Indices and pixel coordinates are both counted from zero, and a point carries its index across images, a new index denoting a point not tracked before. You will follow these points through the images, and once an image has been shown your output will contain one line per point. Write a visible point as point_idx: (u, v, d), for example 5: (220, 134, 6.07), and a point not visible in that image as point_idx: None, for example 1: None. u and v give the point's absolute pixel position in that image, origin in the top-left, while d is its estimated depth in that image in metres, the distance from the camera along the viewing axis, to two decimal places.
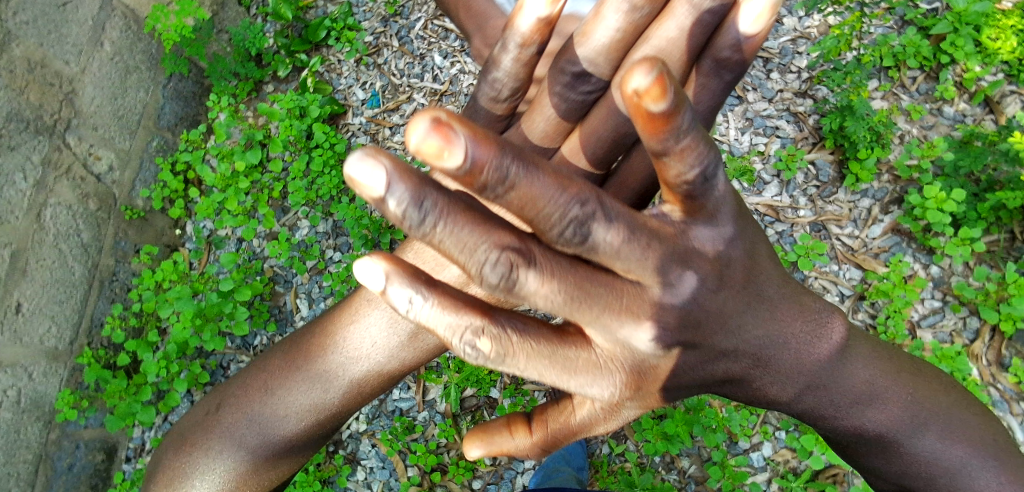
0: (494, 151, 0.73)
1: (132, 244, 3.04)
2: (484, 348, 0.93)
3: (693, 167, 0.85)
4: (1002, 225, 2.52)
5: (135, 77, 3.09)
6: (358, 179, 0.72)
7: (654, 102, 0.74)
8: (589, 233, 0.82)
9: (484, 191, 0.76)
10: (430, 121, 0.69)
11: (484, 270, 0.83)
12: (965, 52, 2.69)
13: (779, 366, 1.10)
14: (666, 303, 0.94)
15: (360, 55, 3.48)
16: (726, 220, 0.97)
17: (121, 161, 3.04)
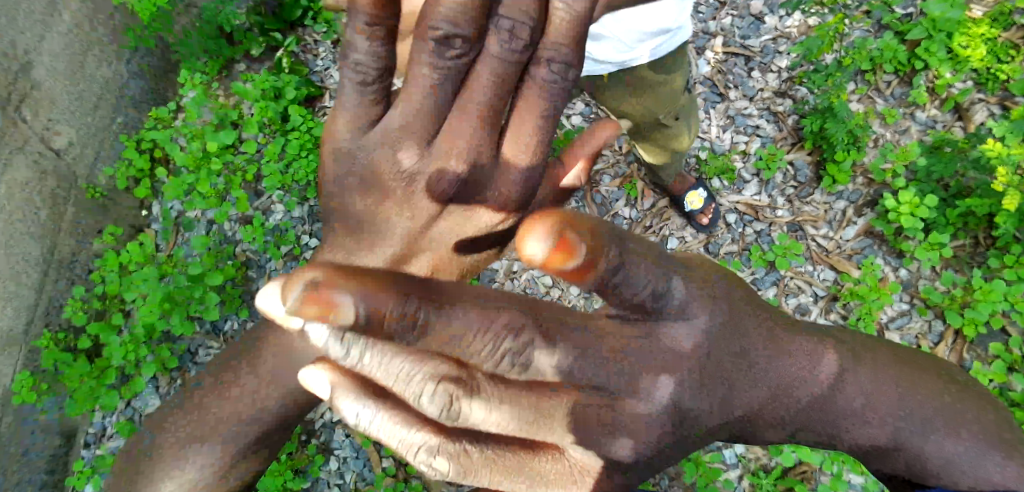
0: (392, 299, 0.89)
1: (94, 225, 2.91)
2: (440, 466, 0.98)
3: (637, 293, 0.94)
4: (968, 231, 2.61)
5: (96, 49, 2.91)
6: (277, 315, 0.91)
7: (558, 261, 0.81)
8: (524, 360, 0.99)
9: (395, 337, 0.92)
10: (306, 291, 0.84)
11: (422, 400, 0.95)
12: (938, 58, 2.77)
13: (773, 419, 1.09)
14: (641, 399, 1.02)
15: (337, 36, 3.39)
16: (697, 313, 1.01)
17: (83, 138, 2.88)
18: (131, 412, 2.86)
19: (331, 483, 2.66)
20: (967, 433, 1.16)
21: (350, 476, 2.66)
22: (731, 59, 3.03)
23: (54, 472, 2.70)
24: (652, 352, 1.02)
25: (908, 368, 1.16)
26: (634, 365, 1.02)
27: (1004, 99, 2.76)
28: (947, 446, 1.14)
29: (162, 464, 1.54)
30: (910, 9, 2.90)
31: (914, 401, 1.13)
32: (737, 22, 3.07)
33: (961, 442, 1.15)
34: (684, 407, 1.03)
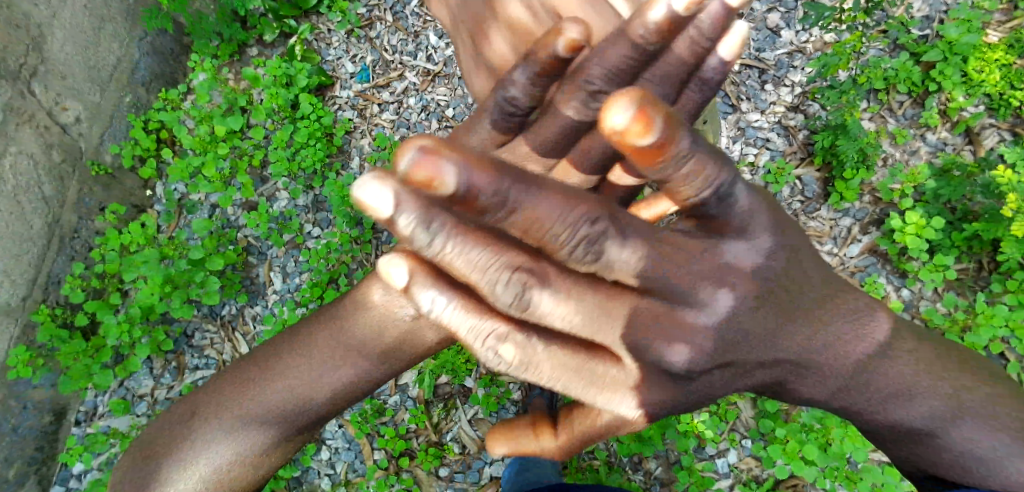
0: (491, 176, 0.75)
1: (97, 202, 2.89)
2: (507, 355, 0.92)
3: (703, 190, 0.84)
4: (972, 255, 2.60)
5: (109, 27, 2.92)
6: (367, 202, 0.73)
7: (637, 139, 0.74)
8: (601, 251, 0.85)
9: (484, 215, 0.78)
10: (418, 151, 0.71)
11: (499, 290, 0.85)
12: (952, 81, 2.75)
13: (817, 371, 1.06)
14: (694, 322, 0.94)
15: (352, 27, 3.36)
16: (759, 230, 0.93)
17: (91, 114, 2.87)
18: (124, 392, 2.83)
19: (322, 472, 2.65)
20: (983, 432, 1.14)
21: (341, 467, 2.65)
22: (745, 71, 3.02)
23: (43, 449, 2.67)
24: (711, 266, 0.92)
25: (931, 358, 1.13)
26: (693, 274, 0.91)
27: (1015, 125, 2.76)
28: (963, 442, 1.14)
29: (175, 456, 1.42)
30: (926, 31, 2.92)
31: (934, 394, 1.12)
32: (753, 34, 3.07)
33: (980, 436, 1.14)
34: (739, 338, 0.97)
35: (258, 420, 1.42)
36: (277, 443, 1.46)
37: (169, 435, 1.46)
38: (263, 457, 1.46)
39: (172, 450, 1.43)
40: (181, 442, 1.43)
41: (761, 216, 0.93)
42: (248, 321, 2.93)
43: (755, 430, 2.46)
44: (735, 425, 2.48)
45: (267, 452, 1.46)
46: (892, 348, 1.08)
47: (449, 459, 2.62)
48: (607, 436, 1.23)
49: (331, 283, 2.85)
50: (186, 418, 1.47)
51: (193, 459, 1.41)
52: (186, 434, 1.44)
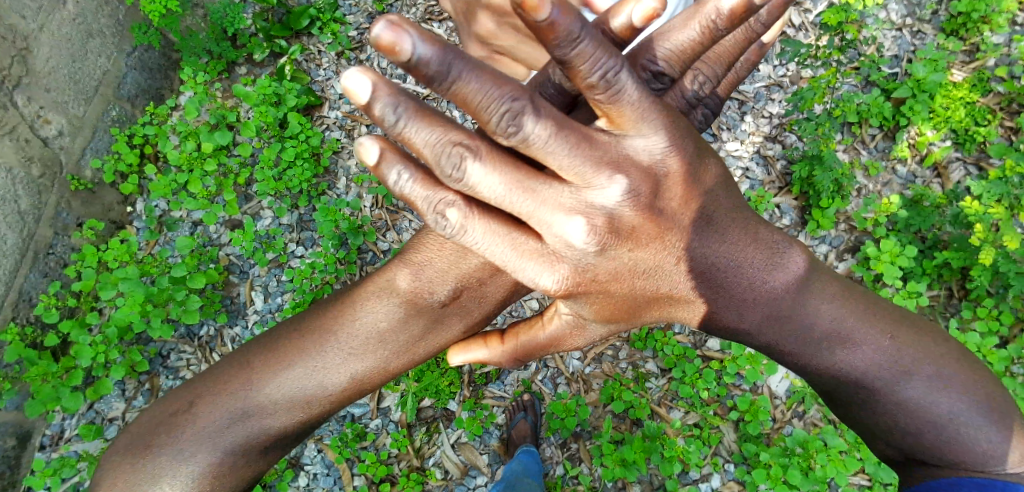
0: (438, 48, 0.81)
1: (74, 217, 2.84)
2: (452, 219, 0.98)
3: (595, 72, 0.91)
4: (943, 282, 2.69)
5: (97, 42, 2.88)
6: (349, 87, 0.82)
7: (535, 14, 0.82)
8: (521, 125, 0.90)
9: (431, 85, 0.84)
10: (386, 23, 0.76)
11: (440, 162, 0.92)
12: (921, 117, 2.87)
13: (728, 296, 1.18)
14: (593, 203, 0.99)
15: (343, 49, 3.37)
16: (654, 130, 0.99)
17: (73, 128, 2.84)
18: (93, 415, 2.74)
19: None
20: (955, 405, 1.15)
21: None
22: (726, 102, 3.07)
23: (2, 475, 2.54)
24: (610, 149, 0.98)
25: (878, 314, 1.18)
26: (595, 156, 0.96)
27: (979, 160, 2.89)
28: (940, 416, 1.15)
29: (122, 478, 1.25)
30: (896, 69, 3.05)
31: (917, 410, 1.15)
32: None
33: (947, 411, 1.15)
34: (635, 228, 1.04)
35: (269, 409, 1.30)
36: (296, 430, 1.35)
37: (161, 431, 1.28)
38: (280, 438, 1.34)
39: (171, 441, 1.26)
40: (185, 433, 1.27)
41: (662, 132, 1.00)
42: (227, 343, 2.89)
43: (737, 454, 2.49)
44: (717, 449, 2.51)
45: (276, 442, 1.34)
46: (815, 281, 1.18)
47: (432, 485, 2.59)
48: (550, 350, 1.36)
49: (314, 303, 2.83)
50: (193, 402, 1.29)
51: (188, 455, 1.26)
52: (195, 425, 1.27)
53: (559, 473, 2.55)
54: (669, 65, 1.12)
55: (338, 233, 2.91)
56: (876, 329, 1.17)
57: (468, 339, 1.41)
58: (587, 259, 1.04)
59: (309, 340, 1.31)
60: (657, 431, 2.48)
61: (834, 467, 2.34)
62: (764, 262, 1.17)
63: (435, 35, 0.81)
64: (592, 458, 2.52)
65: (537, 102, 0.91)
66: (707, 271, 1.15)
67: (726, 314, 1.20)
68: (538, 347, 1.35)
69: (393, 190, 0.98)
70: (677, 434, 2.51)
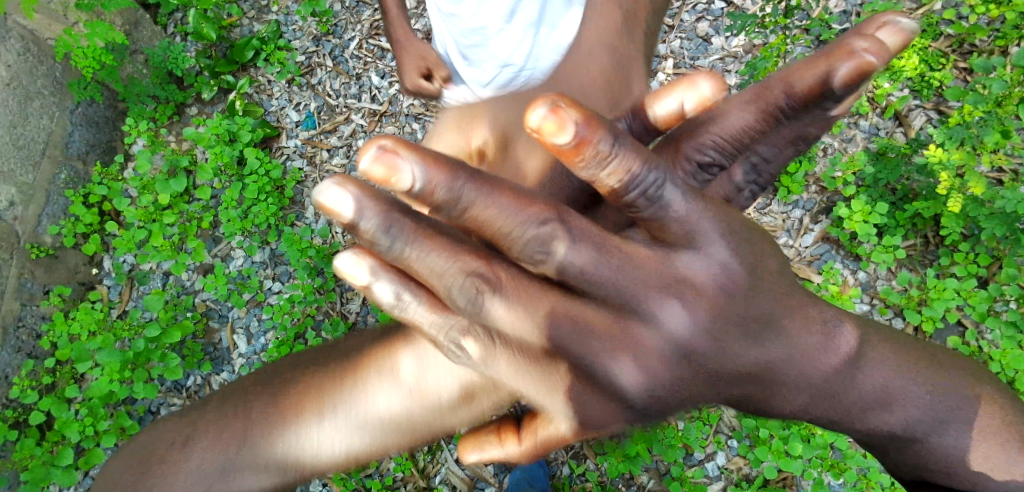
0: (448, 172, 0.72)
1: (40, 286, 2.77)
2: (471, 350, 0.84)
3: (632, 189, 0.78)
4: (917, 232, 2.72)
5: (37, 103, 2.79)
6: (328, 205, 0.70)
7: (553, 140, 0.71)
8: (550, 252, 0.79)
9: (439, 214, 0.75)
10: (377, 148, 0.68)
11: (454, 296, 0.80)
12: (876, 70, 2.88)
13: (789, 402, 0.90)
14: (644, 339, 0.83)
15: (292, 75, 3.28)
16: (711, 241, 0.81)
17: (24, 195, 2.75)
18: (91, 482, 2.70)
19: None
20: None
21: None
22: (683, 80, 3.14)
23: None
24: (663, 271, 0.82)
25: None
26: (638, 281, 0.81)
27: (938, 104, 2.92)
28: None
29: None
30: (846, 24, 3.06)
31: None
32: (686, 43, 3.18)
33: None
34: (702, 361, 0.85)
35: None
36: None
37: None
38: None
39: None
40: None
41: (721, 238, 0.82)
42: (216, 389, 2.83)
43: (739, 430, 2.50)
44: (718, 427, 2.52)
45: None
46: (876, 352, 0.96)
47: None
48: None
49: (298, 338, 2.79)
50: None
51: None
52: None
53: (566, 473, 2.56)
54: (721, 155, 0.94)
55: (310, 263, 2.86)
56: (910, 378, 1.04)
57: None
58: (633, 417, 0.89)
59: None
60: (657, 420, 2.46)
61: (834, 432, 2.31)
62: (819, 347, 0.87)
63: (443, 157, 0.73)
64: (596, 454, 2.51)
65: (569, 226, 0.79)
66: (763, 380, 0.87)
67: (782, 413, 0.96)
68: None
69: (389, 313, 0.83)
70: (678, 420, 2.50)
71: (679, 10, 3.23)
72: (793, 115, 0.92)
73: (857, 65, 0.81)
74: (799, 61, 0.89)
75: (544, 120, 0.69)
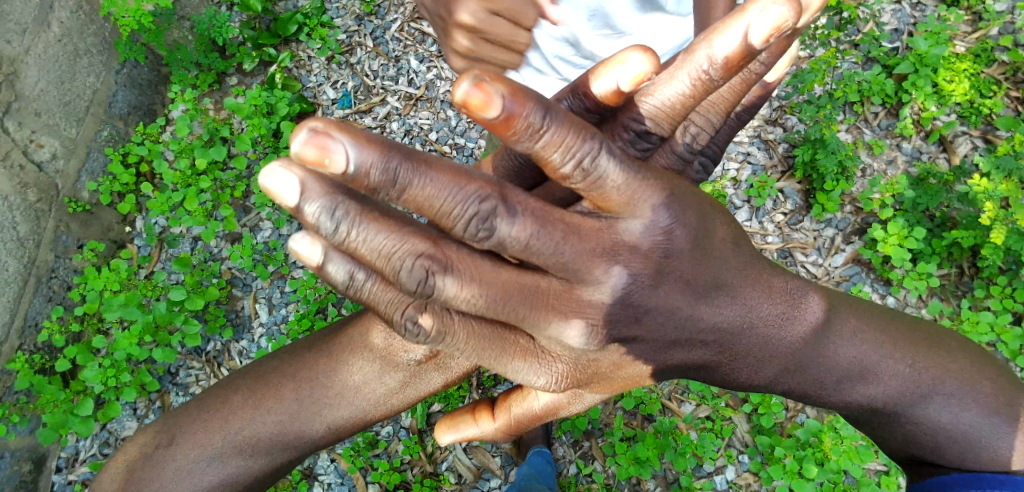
0: (381, 154, 0.69)
1: (74, 240, 2.83)
2: (426, 323, 0.88)
3: (567, 162, 0.78)
4: (952, 261, 2.64)
5: (84, 62, 2.86)
6: (273, 189, 0.71)
7: (479, 114, 0.70)
8: (493, 228, 0.76)
9: (376, 195, 0.72)
10: (309, 132, 0.66)
11: (400, 276, 0.78)
12: (924, 92, 2.82)
13: (744, 354, 1.01)
14: (590, 302, 0.84)
15: (332, 53, 3.31)
16: (653, 208, 0.83)
17: (67, 150, 2.82)
18: (107, 435, 2.75)
19: None
20: (972, 401, 1.10)
21: None
22: None
23: None
24: (601, 240, 0.81)
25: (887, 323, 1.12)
26: (585, 251, 0.80)
27: (986, 132, 2.83)
28: (950, 415, 1.09)
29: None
30: (896, 43, 2.99)
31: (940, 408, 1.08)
32: None
33: (972, 416, 1.09)
34: (644, 314, 0.88)
35: (246, 452, 1.19)
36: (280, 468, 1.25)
37: (147, 470, 1.19)
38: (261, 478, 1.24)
39: (157, 478, 1.18)
40: (162, 468, 1.18)
41: (664, 205, 0.83)
42: (235, 357, 2.88)
43: (751, 445, 2.49)
44: (730, 440, 2.50)
45: (264, 477, 1.24)
46: (834, 322, 1.06)
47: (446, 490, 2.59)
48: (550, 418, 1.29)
49: (320, 313, 2.83)
50: (172, 440, 1.20)
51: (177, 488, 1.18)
52: (169, 466, 1.18)
53: (573, 472, 2.52)
54: (656, 125, 0.93)
55: None
56: (887, 356, 1.08)
57: (458, 417, 1.38)
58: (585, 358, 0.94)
59: (286, 385, 1.20)
60: (669, 426, 2.48)
61: (849, 459, 2.32)
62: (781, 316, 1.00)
63: (376, 138, 0.70)
64: (605, 456, 2.50)
65: (510, 201, 0.76)
66: (717, 336, 0.96)
67: (740, 368, 1.04)
68: (534, 418, 1.29)
69: (346, 290, 0.86)
70: (688, 428, 2.51)
71: None
72: (722, 84, 0.85)
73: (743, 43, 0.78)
74: (717, 23, 0.80)
75: (468, 93, 0.68)
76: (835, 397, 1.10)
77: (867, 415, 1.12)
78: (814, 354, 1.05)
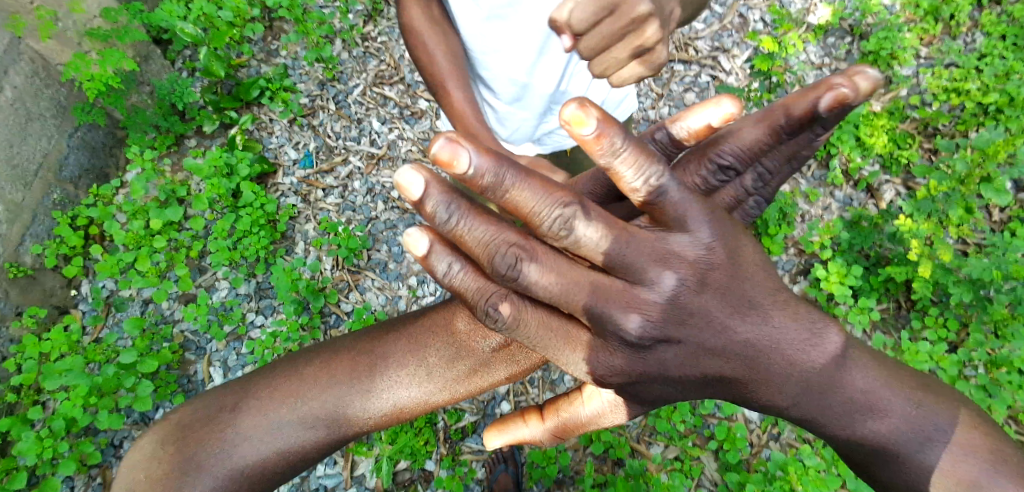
0: (493, 162, 0.96)
1: (13, 306, 2.69)
2: (502, 309, 1.09)
3: (637, 179, 1.02)
4: (890, 296, 2.82)
5: (36, 125, 2.82)
6: (405, 184, 0.94)
7: (578, 129, 0.96)
8: (572, 229, 1.01)
9: (485, 193, 0.99)
10: (446, 139, 0.93)
11: (495, 259, 1.02)
12: (848, 145, 3.10)
13: (769, 375, 1.10)
14: (645, 298, 1.05)
15: (294, 115, 3.37)
16: (698, 225, 1.05)
17: (10, 214, 2.73)
18: None
19: None
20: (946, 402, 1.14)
21: None
22: None
23: None
24: (655, 247, 1.04)
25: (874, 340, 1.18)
26: (644, 254, 1.03)
27: (907, 180, 3.10)
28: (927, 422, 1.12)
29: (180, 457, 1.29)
30: None
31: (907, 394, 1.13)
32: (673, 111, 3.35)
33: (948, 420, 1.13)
34: (688, 314, 1.07)
35: (309, 421, 1.34)
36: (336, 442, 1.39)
37: (210, 429, 1.32)
38: (314, 452, 1.36)
39: (218, 437, 1.31)
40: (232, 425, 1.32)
41: (705, 222, 1.05)
42: None
43: (721, 484, 2.47)
44: (700, 480, 2.49)
45: (313, 454, 1.36)
46: (851, 354, 1.11)
47: None
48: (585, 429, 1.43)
49: None
50: (239, 402, 1.35)
51: (231, 453, 1.29)
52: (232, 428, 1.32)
53: None
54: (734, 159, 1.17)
55: (298, 297, 2.85)
56: (872, 371, 1.12)
57: (508, 420, 1.52)
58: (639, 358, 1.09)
59: (363, 364, 1.41)
60: (640, 469, 2.45)
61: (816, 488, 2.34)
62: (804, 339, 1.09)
63: (490, 150, 0.97)
64: None
65: (588, 206, 1.02)
66: (747, 348, 1.08)
67: (767, 388, 1.11)
68: (577, 425, 1.41)
69: (442, 280, 1.08)
70: (659, 469, 2.50)
71: (668, 80, 3.45)
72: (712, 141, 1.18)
73: (836, 94, 1.03)
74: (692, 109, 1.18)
75: (573, 110, 0.94)
76: (847, 430, 1.12)
77: (874, 455, 1.13)
78: (829, 373, 1.11)
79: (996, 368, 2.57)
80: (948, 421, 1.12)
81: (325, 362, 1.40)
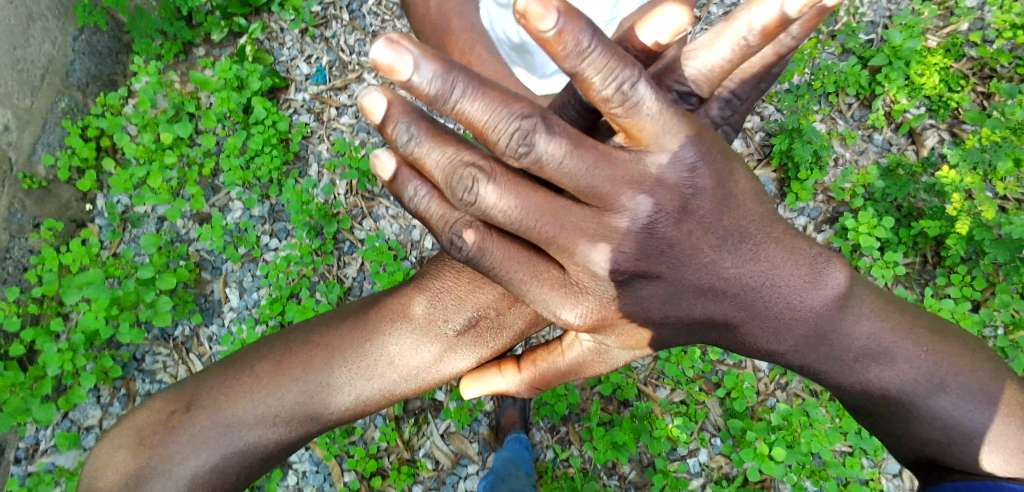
0: (442, 65, 0.90)
1: (30, 218, 2.68)
2: (468, 239, 1.11)
3: (607, 85, 0.94)
4: (917, 250, 2.74)
5: (39, 26, 2.68)
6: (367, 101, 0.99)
7: (536, 24, 0.86)
8: (533, 144, 0.95)
9: (433, 102, 0.93)
10: (386, 40, 0.84)
11: (453, 185, 1.02)
12: (897, 84, 2.87)
13: (761, 315, 1.15)
14: (619, 227, 1.05)
15: (306, 26, 3.19)
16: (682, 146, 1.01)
17: (20, 121, 2.64)
18: (69, 424, 2.65)
19: None
20: (968, 386, 1.14)
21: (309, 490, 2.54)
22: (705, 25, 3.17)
23: None
24: (630, 169, 1.01)
25: (902, 318, 1.17)
26: (613, 177, 1.00)
27: (952, 126, 2.90)
28: (945, 402, 1.14)
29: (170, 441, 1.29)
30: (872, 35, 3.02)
31: (926, 365, 1.14)
32: None
33: (965, 403, 1.13)
34: (668, 250, 1.08)
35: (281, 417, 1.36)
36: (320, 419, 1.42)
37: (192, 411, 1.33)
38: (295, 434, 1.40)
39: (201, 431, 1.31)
40: (206, 417, 1.32)
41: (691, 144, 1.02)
42: (205, 341, 2.80)
43: (723, 429, 2.53)
44: (704, 424, 2.54)
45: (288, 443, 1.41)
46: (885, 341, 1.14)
47: (423, 476, 2.59)
48: (566, 377, 1.39)
49: (292, 297, 2.76)
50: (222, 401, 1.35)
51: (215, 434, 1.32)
52: (197, 424, 1.31)
53: (550, 457, 2.56)
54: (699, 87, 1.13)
55: (311, 222, 2.83)
56: (894, 346, 1.14)
57: (483, 368, 1.49)
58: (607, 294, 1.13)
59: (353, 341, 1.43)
60: (646, 411, 2.53)
61: (817, 441, 2.42)
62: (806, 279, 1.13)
63: (437, 53, 0.90)
64: (581, 439, 2.54)
65: (550, 121, 0.96)
66: (729, 283, 1.12)
67: (756, 331, 1.17)
68: (559, 374, 1.38)
69: (410, 203, 1.15)
70: (664, 412, 2.55)
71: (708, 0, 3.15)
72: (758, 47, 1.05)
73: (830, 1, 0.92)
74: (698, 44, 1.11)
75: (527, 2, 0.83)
76: (849, 374, 1.17)
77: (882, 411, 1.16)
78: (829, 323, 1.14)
79: (1016, 330, 2.55)
80: (968, 402, 1.13)
81: (312, 338, 1.44)
